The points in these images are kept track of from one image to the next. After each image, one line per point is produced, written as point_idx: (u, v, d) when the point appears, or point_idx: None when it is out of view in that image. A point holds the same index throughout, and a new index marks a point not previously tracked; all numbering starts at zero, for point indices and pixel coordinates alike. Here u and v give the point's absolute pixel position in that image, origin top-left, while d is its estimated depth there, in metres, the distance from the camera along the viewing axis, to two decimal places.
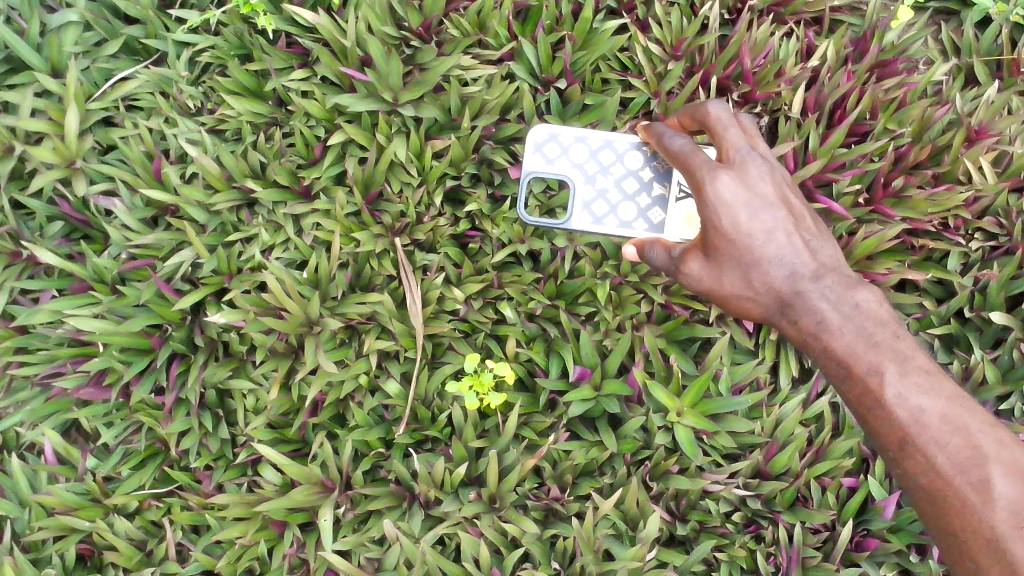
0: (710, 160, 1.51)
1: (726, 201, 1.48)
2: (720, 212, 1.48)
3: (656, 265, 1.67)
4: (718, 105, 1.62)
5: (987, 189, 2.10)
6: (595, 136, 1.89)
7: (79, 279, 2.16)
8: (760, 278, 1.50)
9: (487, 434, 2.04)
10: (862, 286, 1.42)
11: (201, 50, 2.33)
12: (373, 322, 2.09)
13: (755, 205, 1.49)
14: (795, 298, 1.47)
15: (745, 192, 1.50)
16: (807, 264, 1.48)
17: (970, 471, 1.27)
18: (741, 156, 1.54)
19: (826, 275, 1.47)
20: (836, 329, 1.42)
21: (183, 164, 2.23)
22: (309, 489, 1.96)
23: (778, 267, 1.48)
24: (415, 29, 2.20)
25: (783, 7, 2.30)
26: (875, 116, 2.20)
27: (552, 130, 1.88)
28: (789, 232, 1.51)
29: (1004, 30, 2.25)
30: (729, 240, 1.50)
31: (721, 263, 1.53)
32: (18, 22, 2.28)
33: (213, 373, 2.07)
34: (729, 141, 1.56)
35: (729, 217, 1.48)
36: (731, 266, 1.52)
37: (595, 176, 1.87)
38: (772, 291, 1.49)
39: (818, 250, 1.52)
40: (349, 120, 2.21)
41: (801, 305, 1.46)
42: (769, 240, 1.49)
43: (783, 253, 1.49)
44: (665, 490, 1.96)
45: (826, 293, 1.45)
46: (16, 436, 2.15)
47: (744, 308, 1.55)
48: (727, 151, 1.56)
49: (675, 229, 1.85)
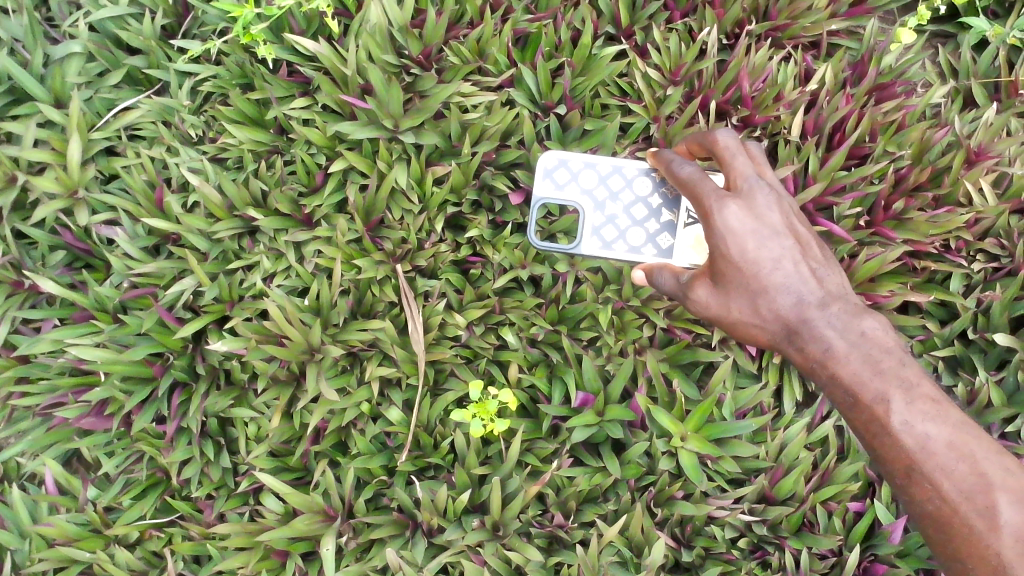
0: (717, 189, 1.50)
1: (734, 230, 1.47)
2: (727, 240, 1.47)
3: (665, 290, 1.66)
4: (725, 132, 1.61)
5: (988, 212, 2.09)
6: (604, 161, 1.90)
7: (81, 308, 2.17)
8: (766, 305, 1.48)
9: (490, 460, 2.02)
10: (869, 314, 1.42)
11: (203, 80, 2.35)
12: (374, 349, 2.08)
13: (762, 234, 1.48)
14: (802, 326, 1.45)
15: (753, 221, 1.48)
16: (813, 292, 1.47)
17: (976, 499, 1.26)
18: (748, 185, 1.53)
19: (832, 303, 1.45)
20: (842, 356, 1.41)
21: (185, 193, 2.23)
22: (312, 518, 1.94)
23: (784, 295, 1.47)
24: (415, 57, 2.23)
25: (780, 32, 2.33)
26: (874, 139, 2.20)
27: (561, 156, 1.90)
28: (796, 260, 1.49)
29: (1000, 53, 2.27)
30: (736, 268, 1.48)
31: (728, 290, 1.51)
32: (22, 53, 2.31)
33: (214, 402, 2.06)
34: (737, 169, 1.55)
35: (736, 245, 1.47)
36: (736, 296, 1.51)
37: (605, 203, 1.87)
38: (778, 318, 1.47)
39: (825, 277, 1.50)
40: (349, 147, 2.21)
41: (808, 334, 1.44)
42: (776, 269, 1.47)
43: (790, 281, 1.47)
44: (669, 516, 1.94)
45: (832, 320, 1.44)
46: (17, 466, 2.14)
47: (751, 335, 1.54)
48: (735, 180, 1.55)
49: (683, 255, 1.84)
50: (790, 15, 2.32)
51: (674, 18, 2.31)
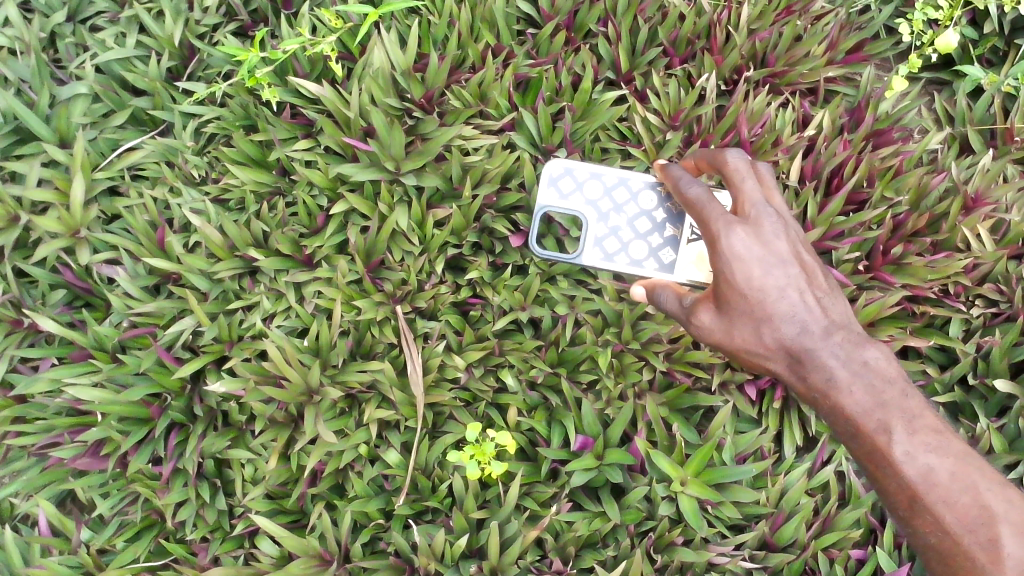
0: (725, 213, 1.45)
1: (741, 257, 1.42)
2: (734, 267, 1.42)
3: (665, 309, 1.62)
4: (736, 152, 1.56)
5: (986, 257, 2.10)
6: (610, 173, 1.91)
7: (80, 347, 2.16)
8: (770, 333, 1.43)
9: (489, 504, 2.00)
10: (873, 344, 1.41)
11: (207, 121, 2.38)
12: (373, 391, 2.07)
13: (769, 261, 1.43)
14: (806, 356, 1.41)
15: (759, 248, 1.43)
16: (818, 321, 1.43)
17: (979, 531, 1.29)
18: (756, 211, 1.48)
19: (836, 333, 1.42)
20: (845, 386, 1.39)
21: (187, 233, 2.24)
22: (307, 563, 1.92)
23: (789, 324, 1.42)
24: (417, 100, 2.26)
25: (779, 78, 2.35)
26: (872, 184, 2.21)
27: (567, 165, 1.91)
28: (801, 289, 1.44)
29: (996, 101, 2.30)
30: (741, 295, 1.43)
31: (731, 317, 1.46)
32: (29, 94, 2.34)
33: (211, 444, 2.05)
34: (745, 193, 1.50)
35: (743, 272, 1.41)
36: (740, 322, 1.45)
37: (608, 214, 1.88)
38: (783, 349, 1.43)
39: (830, 306, 1.46)
40: (351, 189, 2.23)
41: (812, 363, 1.41)
42: (780, 297, 1.42)
43: (796, 310, 1.42)
44: (669, 562, 1.91)
45: (836, 350, 1.41)
46: (11, 507, 2.12)
47: (752, 363, 1.50)
48: (743, 203, 1.49)
49: (685, 270, 1.84)
50: (787, 62, 2.36)
51: (672, 65, 2.37)
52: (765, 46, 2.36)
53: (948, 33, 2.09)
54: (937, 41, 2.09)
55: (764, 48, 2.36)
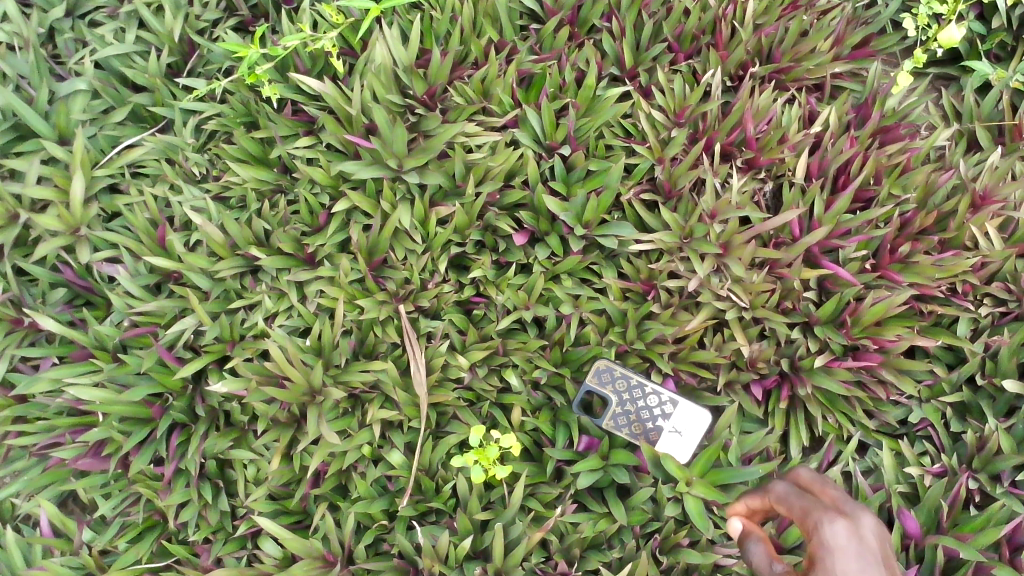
0: (801, 489, 1.27)
1: (789, 501, 1.26)
2: (785, 508, 1.26)
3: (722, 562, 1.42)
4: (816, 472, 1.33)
5: (994, 256, 2.08)
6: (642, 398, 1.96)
7: (81, 346, 2.15)
8: (804, 501, 1.23)
9: (493, 505, 1.99)
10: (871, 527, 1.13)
11: (208, 118, 2.36)
12: (376, 391, 2.06)
13: (815, 508, 1.23)
14: (817, 521, 1.18)
15: (809, 502, 1.24)
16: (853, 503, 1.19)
17: None
18: (820, 487, 1.28)
19: (864, 518, 1.17)
20: (836, 556, 1.11)
21: (188, 232, 2.22)
22: (311, 564, 1.90)
23: (826, 503, 1.20)
24: (420, 96, 2.23)
25: (784, 74, 2.34)
26: (879, 182, 2.19)
27: (611, 369, 1.99)
28: (842, 499, 1.22)
29: (1004, 97, 2.28)
30: (787, 505, 1.25)
31: (781, 502, 1.28)
32: (27, 90, 2.32)
33: (213, 444, 2.03)
34: (820, 482, 1.29)
35: (787, 510, 1.25)
36: (821, 508, 1.18)
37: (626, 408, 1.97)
38: (805, 512, 1.22)
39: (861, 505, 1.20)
40: (353, 187, 2.21)
41: (816, 529, 1.16)
42: (821, 505, 1.22)
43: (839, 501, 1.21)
44: (675, 564, 1.89)
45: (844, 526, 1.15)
46: (13, 507, 2.11)
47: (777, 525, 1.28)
48: (810, 485, 1.29)
49: (688, 411, 1.94)
50: (793, 57, 2.34)
51: (677, 61, 2.35)
52: (771, 41, 2.34)
53: (951, 28, 2.06)
54: (940, 36, 2.05)
55: (769, 43, 2.33)
